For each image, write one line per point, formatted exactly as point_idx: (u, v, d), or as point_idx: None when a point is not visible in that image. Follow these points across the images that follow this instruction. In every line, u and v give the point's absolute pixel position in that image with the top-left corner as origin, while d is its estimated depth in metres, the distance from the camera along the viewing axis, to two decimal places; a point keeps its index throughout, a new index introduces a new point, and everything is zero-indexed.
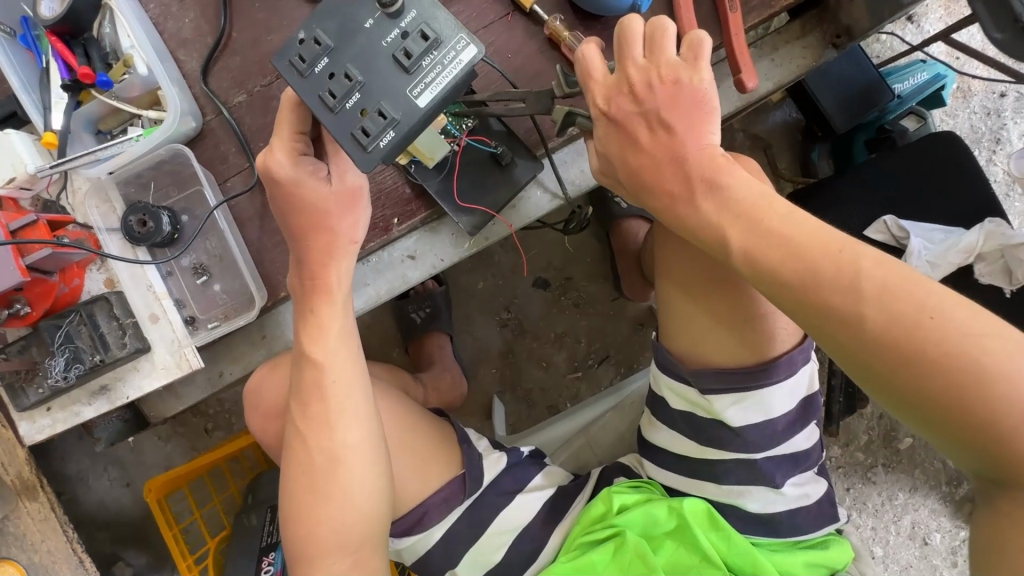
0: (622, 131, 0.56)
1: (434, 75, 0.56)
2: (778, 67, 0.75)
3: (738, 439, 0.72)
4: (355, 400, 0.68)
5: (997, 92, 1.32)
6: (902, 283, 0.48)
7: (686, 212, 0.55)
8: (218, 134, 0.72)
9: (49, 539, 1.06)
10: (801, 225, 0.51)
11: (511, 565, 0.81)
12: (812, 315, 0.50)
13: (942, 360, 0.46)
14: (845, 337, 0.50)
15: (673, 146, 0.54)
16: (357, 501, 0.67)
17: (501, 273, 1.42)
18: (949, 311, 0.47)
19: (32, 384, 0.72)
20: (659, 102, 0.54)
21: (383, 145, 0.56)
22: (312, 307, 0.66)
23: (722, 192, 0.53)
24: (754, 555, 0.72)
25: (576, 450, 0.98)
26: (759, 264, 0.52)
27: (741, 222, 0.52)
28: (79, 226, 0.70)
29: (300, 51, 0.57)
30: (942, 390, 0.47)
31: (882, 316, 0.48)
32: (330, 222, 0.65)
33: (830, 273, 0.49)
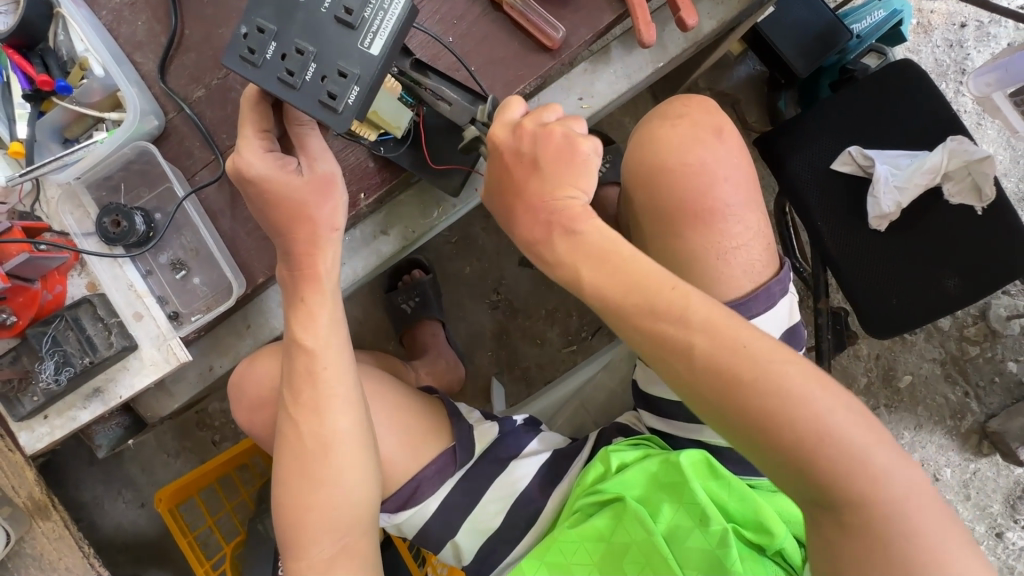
0: (503, 174, 0.62)
1: (379, 21, 0.58)
2: (720, 5, 0.74)
3: None
4: (347, 388, 0.69)
5: (957, 23, 1.33)
6: (721, 317, 0.54)
7: (547, 253, 0.60)
8: (182, 131, 0.74)
9: (65, 556, 1.07)
10: (644, 264, 0.56)
11: (513, 530, 0.82)
12: (652, 344, 0.54)
13: (750, 386, 0.51)
14: (678, 363, 0.53)
15: (540, 184, 0.60)
16: (342, 482, 0.68)
17: (487, 256, 1.43)
18: (756, 342, 0.53)
19: (27, 393, 0.73)
20: (530, 159, 0.61)
21: (353, 101, 0.58)
22: (302, 297, 0.68)
23: (577, 236, 0.58)
24: (755, 500, 0.74)
25: (571, 413, 1.00)
26: (605, 296, 0.57)
27: (595, 262, 0.58)
28: (56, 233, 0.72)
29: (248, 43, 0.57)
30: (754, 414, 0.51)
31: (701, 344, 0.53)
32: (309, 212, 0.66)
33: (660, 305, 0.54)
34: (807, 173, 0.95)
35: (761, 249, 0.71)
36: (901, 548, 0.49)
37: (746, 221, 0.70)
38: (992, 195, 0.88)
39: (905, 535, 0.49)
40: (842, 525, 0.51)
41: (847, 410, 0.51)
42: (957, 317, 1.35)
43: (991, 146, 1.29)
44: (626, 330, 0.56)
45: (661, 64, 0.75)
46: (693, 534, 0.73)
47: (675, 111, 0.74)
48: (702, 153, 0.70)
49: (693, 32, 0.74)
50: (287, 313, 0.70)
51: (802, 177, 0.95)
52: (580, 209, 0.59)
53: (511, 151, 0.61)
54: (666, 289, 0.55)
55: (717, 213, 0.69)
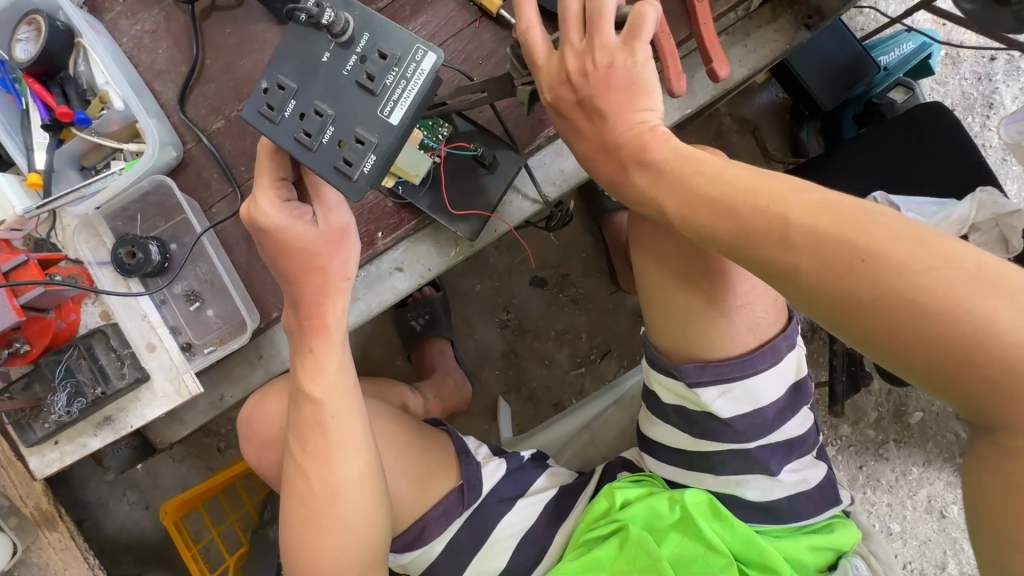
0: (564, 120, 0.60)
1: (400, 90, 0.57)
2: (751, 53, 0.73)
3: (728, 430, 0.71)
4: (355, 435, 0.68)
5: (987, 57, 1.30)
6: (834, 224, 0.45)
7: (625, 188, 0.58)
8: (200, 161, 0.73)
9: (70, 567, 1.08)
10: (732, 181, 0.50)
11: (519, 570, 0.82)
12: (755, 270, 0.50)
13: (883, 306, 0.44)
14: (786, 288, 0.48)
15: (604, 130, 0.58)
16: (355, 529, 0.67)
17: (498, 275, 1.42)
18: (885, 243, 0.44)
19: (39, 420, 0.73)
20: (592, 87, 0.57)
21: (368, 169, 0.57)
22: (311, 347, 0.67)
23: (652, 166, 0.55)
24: (759, 542, 0.72)
25: (579, 448, 0.99)
26: (697, 228, 0.52)
27: (675, 190, 0.53)
28: (71, 262, 0.71)
29: (267, 99, 0.57)
30: (884, 328, 0.44)
31: (813, 264, 0.46)
32: (321, 263, 0.65)
33: (759, 225, 0.48)
34: None
35: (769, 305, 0.70)
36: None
37: (753, 280, 0.69)
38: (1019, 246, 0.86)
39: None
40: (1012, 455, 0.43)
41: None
42: None
43: (1016, 184, 1.27)
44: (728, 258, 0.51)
45: (689, 111, 0.74)
46: (698, 564, 0.72)
47: None
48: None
49: (724, 80, 0.73)
50: (294, 361, 0.69)
51: None
52: (649, 134, 0.56)
53: (573, 97, 0.59)
54: (766, 204, 0.48)
55: (730, 268, 0.68)
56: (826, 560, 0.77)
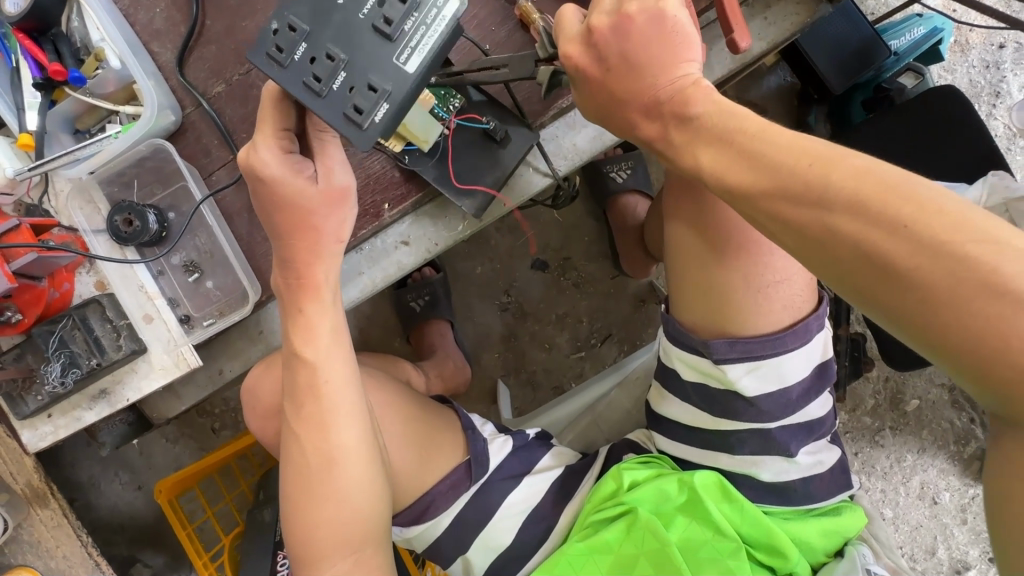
0: (591, 82, 0.59)
1: (419, 37, 0.56)
2: (771, 25, 0.71)
3: (752, 409, 0.70)
4: (348, 398, 0.67)
5: (996, 44, 1.29)
6: (875, 188, 0.43)
7: (662, 145, 0.57)
8: (200, 127, 0.70)
9: (63, 544, 1.06)
10: (774, 141, 0.48)
11: (522, 549, 0.82)
12: (788, 230, 0.47)
13: (925, 278, 0.40)
14: (816, 251, 0.45)
15: (642, 85, 0.57)
16: (349, 495, 0.67)
17: (499, 257, 1.41)
18: (931, 219, 0.41)
19: (31, 392, 0.71)
20: (627, 45, 0.56)
21: (380, 118, 0.56)
22: (300, 307, 0.65)
23: (692, 122, 0.53)
24: (769, 526, 0.73)
25: (583, 429, 0.98)
26: (729, 185, 0.50)
27: (713, 144, 0.51)
28: (64, 229, 0.68)
29: (277, 40, 0.55)
30: (917, 306, 0.41)
31: (853, 226, 0.43)
32: (316, 221, 0.63)
33: (796, 186, 0.46)
34: None
35: (801, 288, 0.69)
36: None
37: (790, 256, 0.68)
38: None
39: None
40: None
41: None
42: None
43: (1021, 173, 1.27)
44: (757, 219, 0.49)
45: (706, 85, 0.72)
46: (705, 548, 0.72)
47: None
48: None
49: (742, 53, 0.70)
50: (285, 323, 0.67)
51: None
52: (693, 87, 0.54)
53: (595, 62, 0.57)
54: (806, 166, 0.46)
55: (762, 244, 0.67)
56: (834, 545, 0.77)
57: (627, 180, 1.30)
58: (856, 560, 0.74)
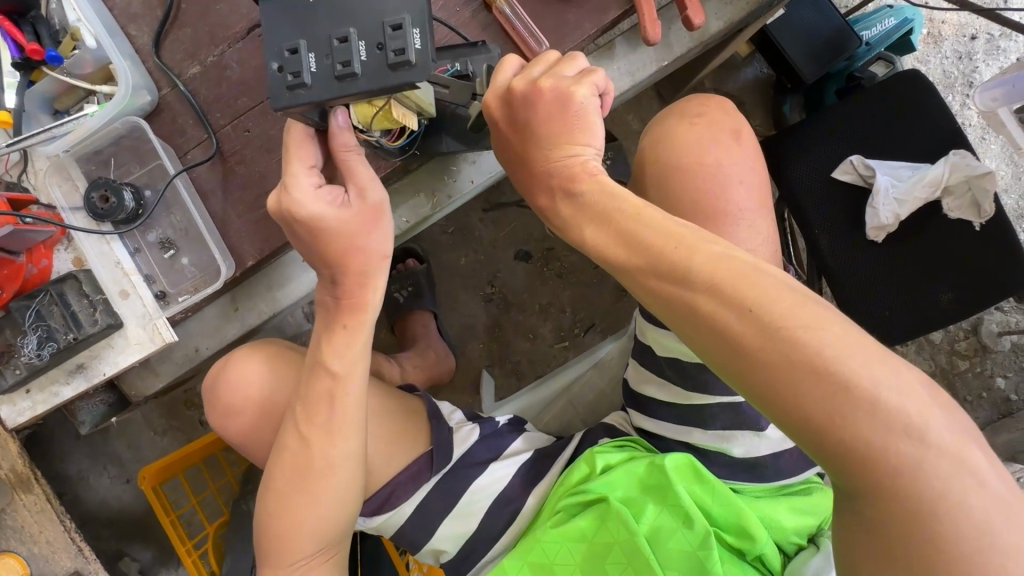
0: (501, 137, 0.62)
1: None
2: (728, 5, 0.72)
3: (722, 382, 0.75)
4: (360, 409, 0.69)
5: (968, 35, 1.32)
6: (728, 274, 0.47)
7: (551, 215, 0.59)
8: (175, 107, 0.72)
9: (46, 530, 1.07)
10: (647, 222, 0.52)
11: (496, 525, 0.83)
12: (658, 304, 0.50)
13: (768, 357, 0.44)
14: (682, 325, 0.49)
15: (540, 157, 0.60)
16: (342, 499, 0.69)
17: (483, 248, 1.43)
18: (770, 302, 0.45)
19: (9, 367, 0.72)
20: (534, 114, 0.59)
21: (417, 43, 0.54)
22: (343, 323, 0.67)
23: (578, 197, 0.57)
24: (738, 505, 0.73)
25: (558, 411, 1.00)
26: (611, 258, 0.53)
27: (596, 220, 0.55)
28: (43, 206, 0.71)
29: (287, 69, 0.55)
30: (762, 380, 0.45)
31: (709, 305, 0.47)
32: (360, 241, 0.65)
33: (664, 265, 0.49)
34: (809, 182, 0.94)
35: (766, 257, 0.69)
36: (951, 552, 0.40)
37: (757, 224, 0.69)
38: (991, 211, 0.87)
39: (953, 533, 0.40)
40: (873, 522, 0.43)
41: (891, 388, 0.42)
42: (948, 330, 1.33)
43: (995, 161, 1.29)
44: (634, 291, 0.52)
45: (666, 63, 0.73)
46: (675, 537, 0.72)
47: (695, 109, 0.74)
48: (715, 155, 0.70)
49: (699, 31, 0.72)
50: (318, 332, 0.69)
51: (801, 183, 0.94)
52: (580, 168, 0.58)
53: (507, 120, 0.60)
54: (672, 247, 0.50)
55: (723, 216, 0.68)
56: (807, 529, 0.77)
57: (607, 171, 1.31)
58: (830, 554, 0.74)
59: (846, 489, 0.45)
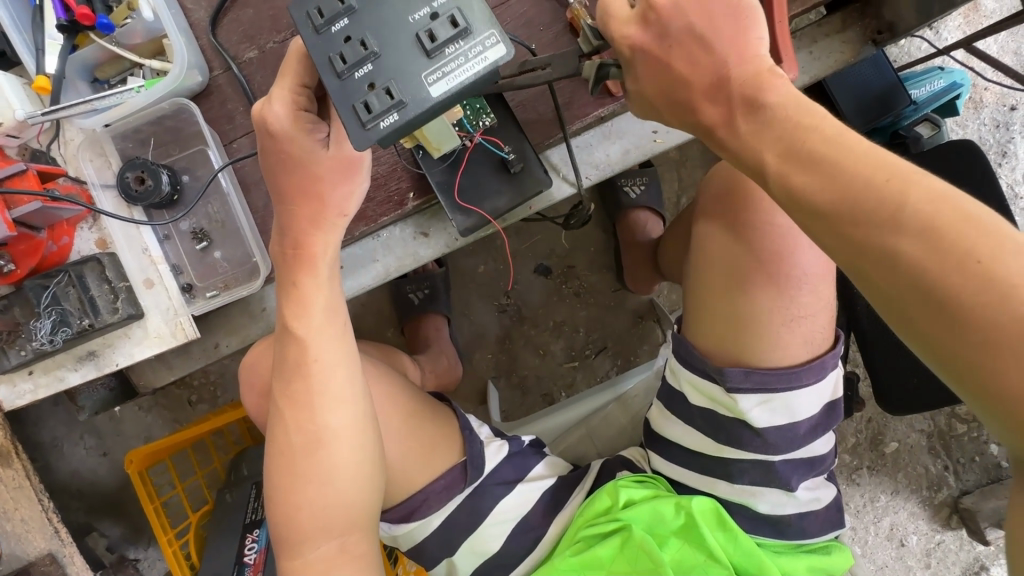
0: (656, 57, 0.52)
1: (454, 65, 0.53)
2: (815, 60, 0.71)
3: (758, 440, 0.70)
4: (338, 379, 0.65)
5: (1008, 105, 1.32)
6: (954, 219, 0.40)
7: (727, 137, 0.51)
8: (226, 91, 0.68)
9: (22, 507, 1.01)
10: (849, 150, 0.44)
11: (507, 557, 0.81)
12: (849, 247, 0.44)
13: (988, 322, 0.38)
14: (874, 271, 0.42)
15: (714, 65, 0.51)
16: (333, 479, 0.64)
17: (502, 258, 1.40)
18: (1011, 260, 0.38)
19: (14, 346, 0.66)
20: (693, 20, 0.50)
21: (383, 126, 0.53)
22: (295, 279, 0.63)
23: (764, 112, 0.48)
24: (760, 557, 0.72)
25: (575, 441, 0.98)
26: (792, 191, 0.46)
27: (780, 142, 0.47)
28: (71, 180, 0.65)
29: (321, 4, 0.53)
30: (976, 350, 0.38)
31: (920, 255, 0.40)
32: (321, 189, 0.61)
33: (870, 202, 0.42)
34: None
35: (822, 323, 0.68)
36: None
37: (818, 289, 0.68)
38: None
39: None
40: None
41: None
42: None
43: None
44: (812, 229, 0.46)
45: None
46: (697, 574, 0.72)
47: None
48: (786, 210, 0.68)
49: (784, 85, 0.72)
50: (280, 300, 0.65)
51: None
52: (768, 73, 0.49)
53: (655, 39, 0.52)
54: (882, 180, 0.42)
55: (789, 279, 0.66)
56: None
57: (641, 196, 1.28)
58: None
59: None
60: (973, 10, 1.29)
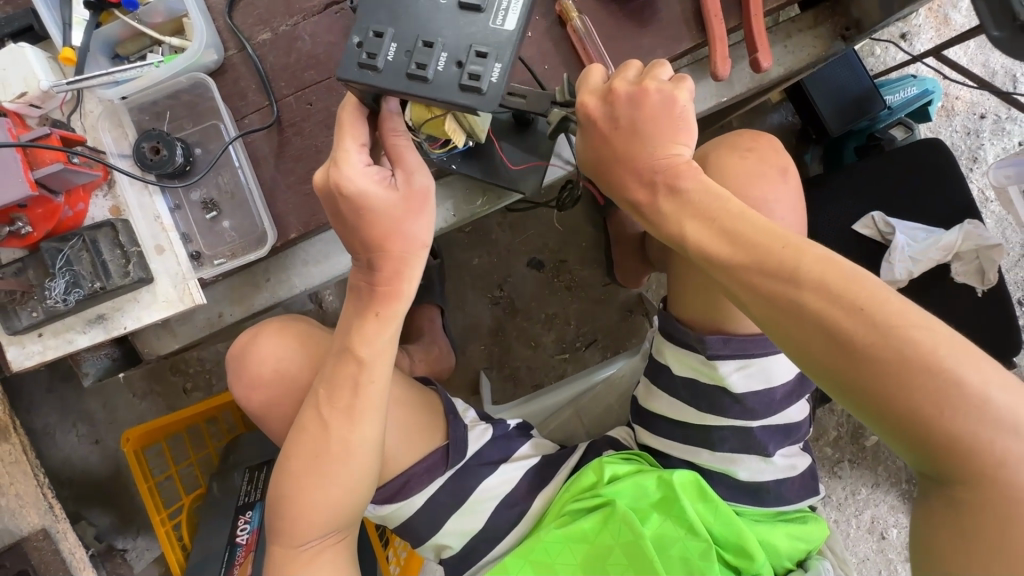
0: (597, 135, 0.62)
1: (505, 0, 0.57)
2: (790, 54, 0.77)
3: (738, 406, 0.74)
4: (383, 397, 0.67)
5: (978, 114, 1.40)
6: (838, 276, 0.51)
7: (650, 213, 0.61)
8: (239, 70, 0.72)
9: (17, 482, 1.02)
10: (752, 222, 0.55)
11: (495, 527, 0.84)
12: (764, 302, 0.53)
13: (873, 352, 0.49)
14: (784, 321, 0.53)
15: (642, 153, 0.61)
16: (351, 484, 0.68)
17: (497, 251, 1.44)
18: (881, 304, 0.50)
19: (26, 307, 0.69)
20: (636, 113, 0.60)
21: (497, 77, 0.56)
22: (375, 310, 0.64)
23: (681, 194, 0.59)
24: (738, 525, 0.75)
25: (564, 420, 1.02)
26: (711, 257, 0.56)
27: (699, 218, 0.58)
28: (89, 148, 0.69)
29: (365, 49, 0.57)
30: (868, 376, 0.49)
31: (818, 304, 0.51)
32: (401, 227, 0.62)
33: (773, 264, 0.53)
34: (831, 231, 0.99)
35: None
36: None
37: None
38: (993, 280, 0.93)
39: None
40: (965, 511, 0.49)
41: (995, 381, 0.47)
42: None
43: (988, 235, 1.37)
44: (733, 288, 0.55)
45: (725, 98, 0.77)
46: (678, 544, 0.74)
47: (745, 144, 0.77)
48: (762, 189, 0.73)
49: (762, 75, 0.77)
50: (347, 320, 0.67)
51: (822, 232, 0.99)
52: (684, 165, 0.60)
53: (606, 116, 0.61)
54: (780, 248, 0.53)
55: None
56: (797, 552, 0.80)
57: None
58: None
59: (941, 477, 0.50)
60: (944, 24, 1.36)
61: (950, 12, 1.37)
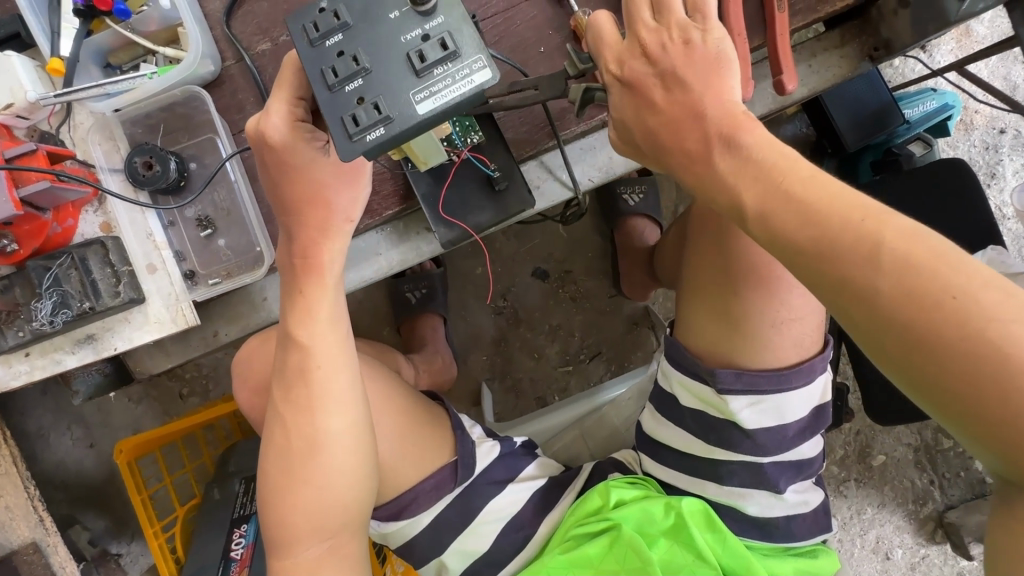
0: (635, 92, 0.54)
1: (442, 85, 0.53)
2: (814, 74, 0.74)
3: (748, 441, 0.71)
4: (341, 384, 0.64)
5: (997, 128, 1.36)
6: (928, 256, 0.41)
7: (703, 172, 0.51)
8: (238, 81, 0.69)
9: (8, 493, 1.00)
10: (822, 190, 0.45)
11: (498, 555, 0.82)
12: (827, 285, 0.44)
13: (963, 352, 0.40)
14: (852, 308, 0.44)
15: (690, 103, 0.52)
16: (332, 483, 0.64)
17: (501, 260, 1.40)
18: (979, 294, 0.40)
19: (11, 327, 0.66)
20: (673, 60, 0.52)
21: (370, 139, 0.54)
22: (301, 288, 0.63)
23: (742, 150, 0.48)
24: (748, 558, 0.72)
25: (568, 442, 0.99)
26: (771, 229, 0.46)
27: (759, 183, 0.47)
28: (78, 162, 0.66)
29: (317, 20, 0.54)
30: (957, 378, 0.40)
31: (896, 292, 0.42)
32: (328, 196, 0.61)
33: (846, 240, 0.43)
34: None
35: (812, 325, 0.70)
36: None
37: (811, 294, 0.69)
38: None
39: None
40: None
41: None
42: None
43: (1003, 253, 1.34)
44: (792, 266, 0.46)
45: None
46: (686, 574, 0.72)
47: None
48: None
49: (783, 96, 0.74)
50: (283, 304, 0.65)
51: None
52: (741, 117, 0.50)
53: (646, 71, 0.53)
54: (858, 220, 0.44)
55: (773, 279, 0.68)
56: None
57: (638, 204, 1.31)
58: None
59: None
60: (964, 36, 1.33)
61: (972, 23, 1.33)
